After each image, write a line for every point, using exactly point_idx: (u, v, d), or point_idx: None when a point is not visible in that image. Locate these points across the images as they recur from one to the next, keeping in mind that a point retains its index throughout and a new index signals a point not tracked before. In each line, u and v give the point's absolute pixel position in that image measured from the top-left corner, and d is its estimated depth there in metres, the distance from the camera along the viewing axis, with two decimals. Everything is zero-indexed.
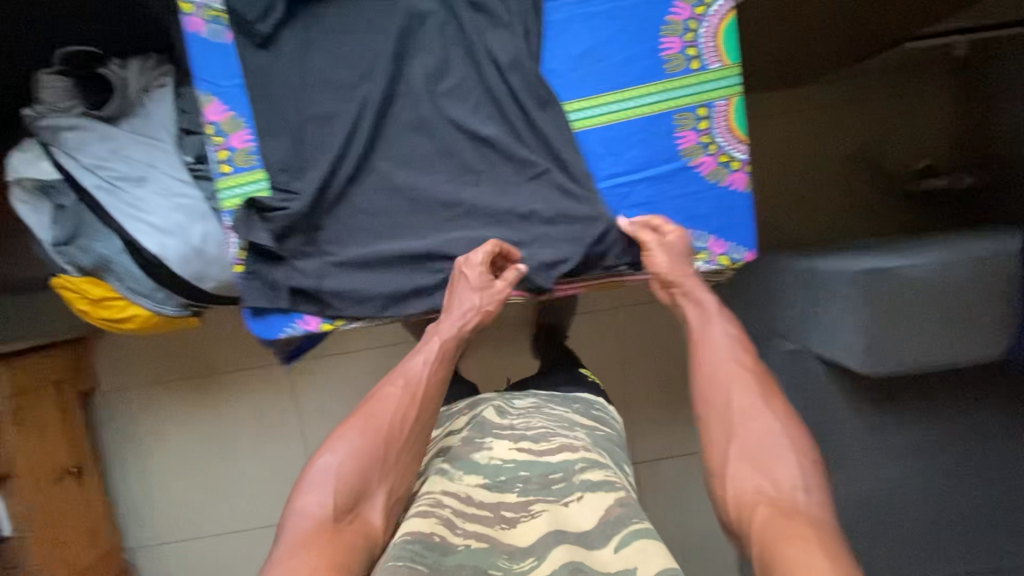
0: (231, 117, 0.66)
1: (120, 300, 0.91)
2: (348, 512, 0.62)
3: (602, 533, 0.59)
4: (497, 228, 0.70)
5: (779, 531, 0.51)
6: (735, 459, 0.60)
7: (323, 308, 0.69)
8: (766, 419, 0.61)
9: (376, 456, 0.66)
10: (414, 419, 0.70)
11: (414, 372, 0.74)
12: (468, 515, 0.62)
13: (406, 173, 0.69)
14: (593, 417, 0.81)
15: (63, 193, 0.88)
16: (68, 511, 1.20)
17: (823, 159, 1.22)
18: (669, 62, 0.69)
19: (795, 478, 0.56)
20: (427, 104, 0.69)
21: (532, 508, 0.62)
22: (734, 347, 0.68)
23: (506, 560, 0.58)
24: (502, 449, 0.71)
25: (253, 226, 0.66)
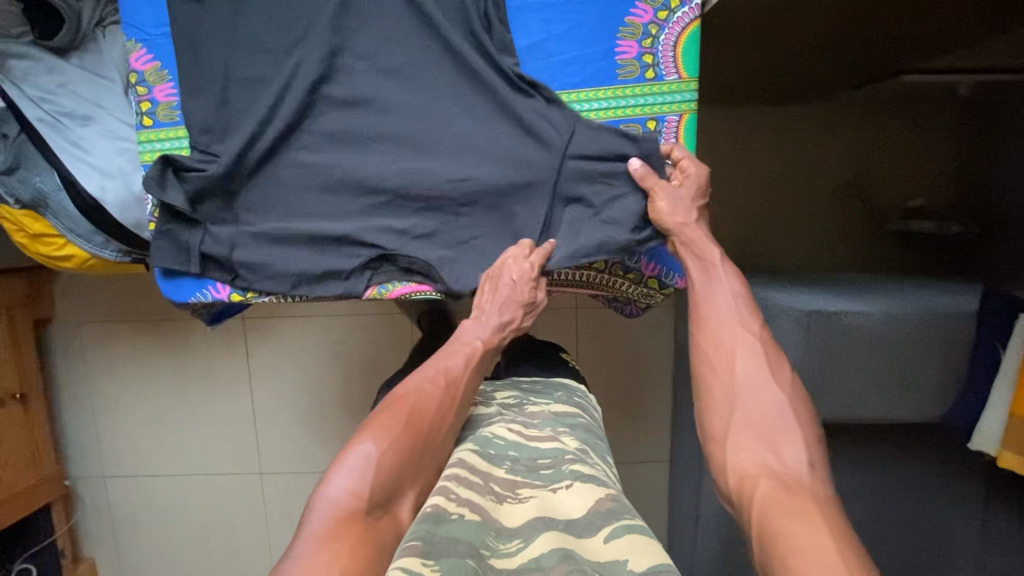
0: (155, 68, 0.64)
1: (59, 238, 0.91)
2: (381, 506, 0.54)
3: (590, 523, 0.52)
4: (421, 217, 0.67)
5: (779, 503, 0.47)
6: (735, 427, 0.55)
7: (235, 276, 0.67)
8: (776, 393, 0.56)
9: (414, 450, 0.58)
10: (453, 416, 0.63)
11: (454, 368, 0.66)
12: (463, 481, 0.56)
13: (333, 150, 0.66)
14: (575, 404, 0.77)
15: (7, 123, 0.86)
16: (9, 434, 1.22)
17: (807, 186, 1.19)
18: (622, 67, 0.65)
19: (801, 452, 0.52)
20: (362, 79, 0.65)
21: (519, 492, 0.57)
22: (742, 311, 0.63)
23: (493, 539, 0.51)
24: (497, 430, 0.68)
25: (167, 185, 0.64)
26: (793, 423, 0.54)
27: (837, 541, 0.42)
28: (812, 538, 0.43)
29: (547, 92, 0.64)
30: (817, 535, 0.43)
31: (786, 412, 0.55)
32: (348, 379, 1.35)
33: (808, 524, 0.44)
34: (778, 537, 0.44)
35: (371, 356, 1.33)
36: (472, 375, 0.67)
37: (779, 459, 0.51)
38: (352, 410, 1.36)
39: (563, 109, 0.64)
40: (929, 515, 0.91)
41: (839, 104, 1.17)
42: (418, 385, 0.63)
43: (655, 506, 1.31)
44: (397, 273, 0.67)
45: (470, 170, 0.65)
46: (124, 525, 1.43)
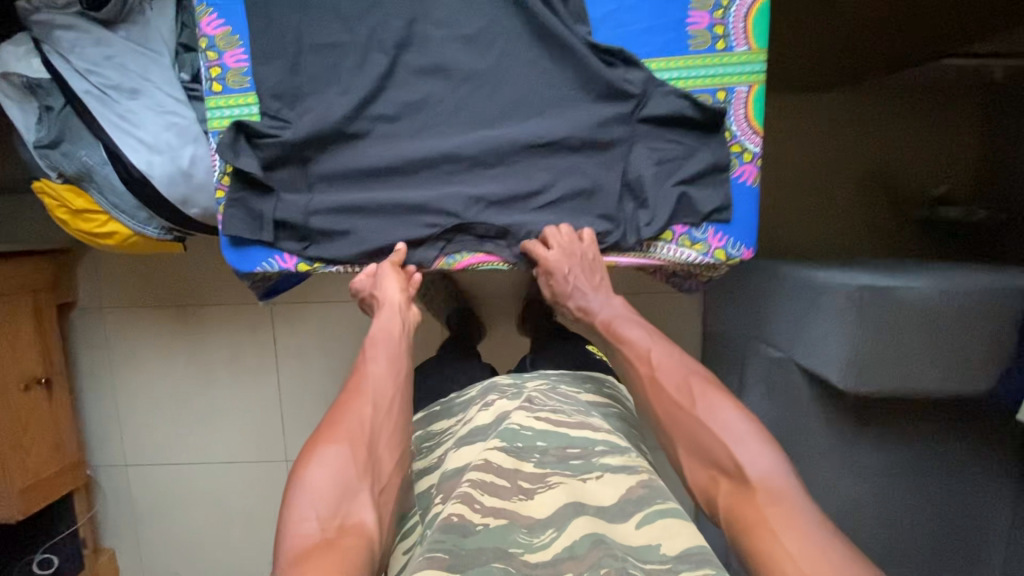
0: (227, 33, 0.64)
1: (100, 215, 0.90)
2: (336, 519, 0.58)
3: (622, 510, 0.59)
4: (493, 186, 0.67)
5: (748, 514, 0.60)
6: (684, 457, 0.68)
7: (305, 246, 0.67)
8: (690, 414, 0.69)
9: (352, 457, 0.62)
10: (383, 412, 0.67)
11: (368, 376, 0.70)
12: (487, 486, 0.59)
13: (405, 118, 0.66)
14: (606, 395, 0.81)
15: (52, 95, 0.85)
16: (35, 421, 1.19)
17: (831, 173, 1.20)
18: (694, 38, 0.65)
19: (739, 454, 0.64)
20: (435, 48, 0.65)
21: (550, 480, 0.61)
22: (657, 344, 0.76)
23: (526, 534, 0.56)
24: (520, 417, 0.67)
25: (241, 152, 0.64)
26: (731, 432, 0.66)
27: (793, 545, 0.56)
28: (778, 548, 0.56)
29: (627, 54, 0.65)
30: (792, 547, 0.55)
31: (715, 425, 0.67)
32: None
33: (776, 540, 0.56)
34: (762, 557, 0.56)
35: None
36: (393, 374, 0.71)
37: (724, 472, 0.64)
38: None
39: (643, 69, 0.65)
40: (964, 491, 0.93)
41: (863, 94, 1.19)
42: (347, 403, 0.67)
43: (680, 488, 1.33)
44: (470, 242, 0.68)
45: (544, 140, 0.66)
46: (145, 515, 1.41)
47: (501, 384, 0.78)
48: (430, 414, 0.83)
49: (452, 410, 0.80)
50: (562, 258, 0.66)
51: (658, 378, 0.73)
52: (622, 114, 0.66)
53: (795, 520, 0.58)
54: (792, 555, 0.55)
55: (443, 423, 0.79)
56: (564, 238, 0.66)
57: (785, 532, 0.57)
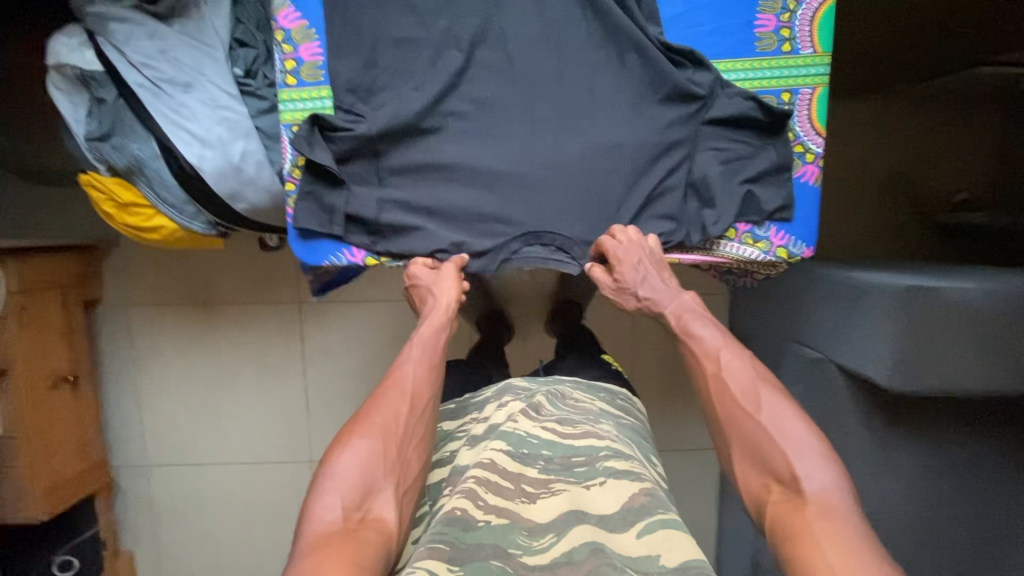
0: (304, 26, 0.64)
1: (147, 209, 0.89)
2: (358, 511, 0.57)
3: (623, 518, 0.58)
4: (562, 182, 0.68)
5: (795, 523, 0.58)
6: (740, 460, 0.67)
7: (375, 240, 0.68)
8: (755, 420, 0.67)
9: (381, 452, 0.61)
10: (418, 414, 0.66)
11: (406, 373, 0.70)
12: (491, 485, 0.61)
13: (477, 113, 0.67)
14: (618, 407, 0.81)
15: (104, 88, 0.84)
16: (61, 418, 1.18)
17: (859, 178, 1.23)
18: (761, 40, 0.66)
19: (794, 466, 0.62)
20: (509, 44, 0.66)
21: (552, 487, 0.63)
22: (728, 343, 0.74)
23: (526, 537, 0.58)
24: (526, 426, 0.69)
25: (315, 145, 0.64)
26: (793, 444, 0.64)
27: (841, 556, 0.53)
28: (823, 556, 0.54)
29: (697, 55, 0.66)
30: (839, 560, 0.53)
31: (772, 431, 0.65)
32: None
33: (820, 551, 0.54)
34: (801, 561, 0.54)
35: None
36: (430, 375, 0.70)
37: (777, 477, 0.63)
38: None
39: (712, 70, 0.66)
40: (1003, 494, 0.94)
41: (890, 102, 1.21)
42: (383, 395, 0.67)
43: (704, 489, 1.34)
44: (534, 253, 0.68)
45: (612, 137, 0.67)
46: (163, 517, 1.39)
47: (515, 386, 0.79)
48: (446, 412, 0.84)
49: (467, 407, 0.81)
50: (631, 248, 0.66)
51: (725, 378, 0.71)
52: (689, 114, 0.67)
53: (846, 539, 0.55)
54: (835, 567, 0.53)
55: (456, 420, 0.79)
56: (628, 238, 0.66)
57: (833, 547, 0.54)
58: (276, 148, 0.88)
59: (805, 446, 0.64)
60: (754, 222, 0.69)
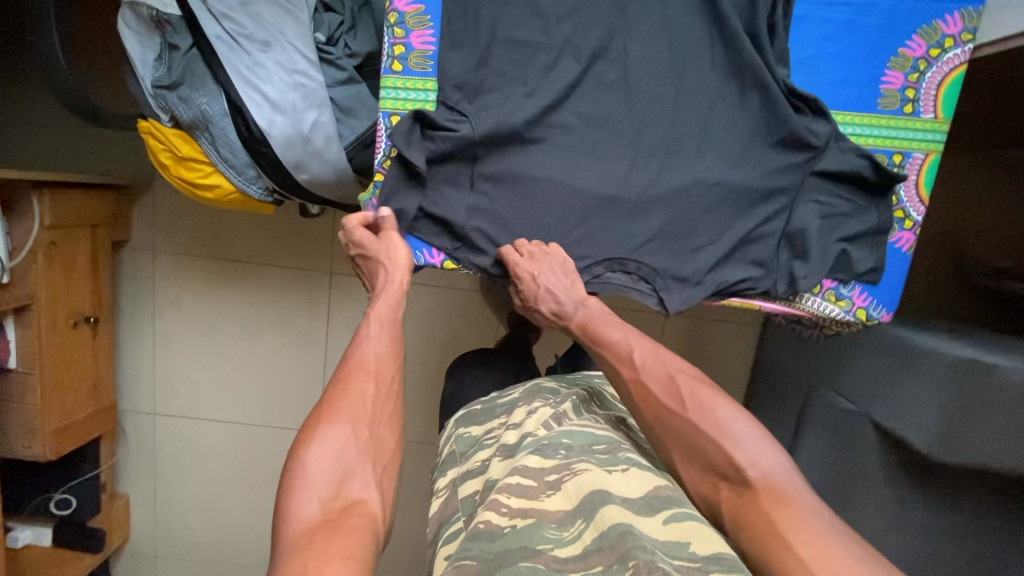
0: (419, 12, 0.61)
1: (205, 166, 0.85)
2: (337, 500, 0.50)
3: (649, 504, 0.55)
4: (657, 214, 0.65)
5: (750, 516, 0.56)
6: (682, 464, 0.63)
7: (457, 245, 0.66)
8: (684, 418, 0.63)
9: (352, 437, 0.55)
10: (385, 392, 0.60)
11: (368, 352, 0.61)
12: (513, 489, 0.59)
13: (583, 129, 0.64)
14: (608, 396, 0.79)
15: (178, 34, 0.80)
16: (78, 358, 1.15)
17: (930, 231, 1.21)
18: (884, 97, 0.64)
19: (735, 456, 0.59)
20: (628, 62, 0.63)
21: (575, 467, 0.60)
22: (635, 343, 0.72)
23: (555, 530, 0.55)
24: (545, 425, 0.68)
25: (413, 142, 0.61)
26: (728, 436, 0.61)
27: (823, 540, 0.53)
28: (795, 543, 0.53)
29: (820, 104, 0.63)
30: (809, 554, 0.51)
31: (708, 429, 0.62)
32: (425, 351, 1.30)
33: (785, 546, 0.53)
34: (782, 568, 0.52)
35: (456, 331, 1.29)
36: (394, 347, 0.63)
37: (722, 475, 0.59)
38: (427, 387, 1.31)
39: (831, 121, 0.63)
40: None
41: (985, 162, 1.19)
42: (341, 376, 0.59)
43: None
44: (618, 281, 0.66)
45: (719, 174, 0.64)
46: (164, 466, 1.38)
47: (545, 391, 0.79)
48: (472, 412, 0.84)
49: (493, 411, 0.80)
50: (535, 255, 0.64)
51: (644, 379, 0.68)
52: (798, 163, 0.65)
53: (810, 524, 0.54)
54: (806, 562, 0.51)
55: (485, 423, 0.79)
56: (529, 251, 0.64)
57: (798, 537, 0.53)
58: (348, 123, 0.85)
59: (741, 434, 0.61)
60: (840, 280, 0.68)
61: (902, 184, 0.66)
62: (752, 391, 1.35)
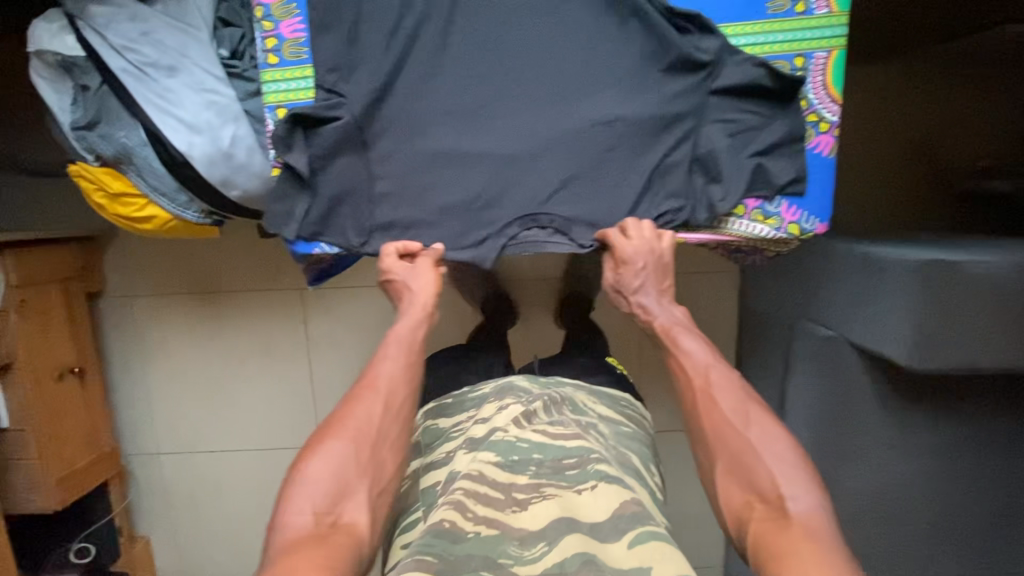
0: (283, 1, 0.61)
1: (138, 198, 0.87)
2: (329, 515, 0.54)
3: (614, 527, 0.57)
4: (559, 162, 0.64)
5: (775, 538, 0.57)
6: (722, 474, 0.66)
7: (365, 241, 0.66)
8: (741, 433, 0.67)
9: (355, 456, 0.58)
10: (393, 415, 0.62)
11: (382, 371, 0.64)
12: (480, 497, 0.59)
13: (468, 88, 0.63)
14: (622, 413, 0.81)
15: (88, 74, 0.82)
16: (69, 409, 1.18)
17: (879, 148, 1.16)
18: (771, 1, 0.62)
19: (778, 485, 0.62)
20: (499, 15, 0.62)
21: (544, 491, 0.61)
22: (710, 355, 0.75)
23: (517, 546, 0.56)
24: (517, 430, 0.68)
25: (294, 143, 0.63)
26: (773, 463, 0.63)
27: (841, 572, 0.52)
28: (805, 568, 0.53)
29: (703, 20, 0.62)
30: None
31: (754, 448, 0.65)
32: None
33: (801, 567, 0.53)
34: None
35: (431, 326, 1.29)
36: (407, 370, 0.65)
37: (761, 494, 0.62)
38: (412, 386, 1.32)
39: (719, 35, 0.62)
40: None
41: (927, 60, 1.16)
42: (356, 397, 0.62)
43: None
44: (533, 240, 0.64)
45: (613, 109, 0.63)
46: (177, 504, 1.40)
47: (518, 387, 0.77)
48: (441, 407, 0.81)
49: (463, 404, 0.79)
50: (639, 249, 0.62)
51: (713, 393, 0.71)
52: (692, 84, 0.63)
53: (831, 558, 0.54)
54: None
55: (453, 419, 0.77)
56: (644, 234, 0.63)
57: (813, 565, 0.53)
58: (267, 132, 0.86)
59: (790, 466, 0.63)
60: (765, 197, 0.65)
61: (809, 86, 0.64)
62: (741, 338, 1.32)
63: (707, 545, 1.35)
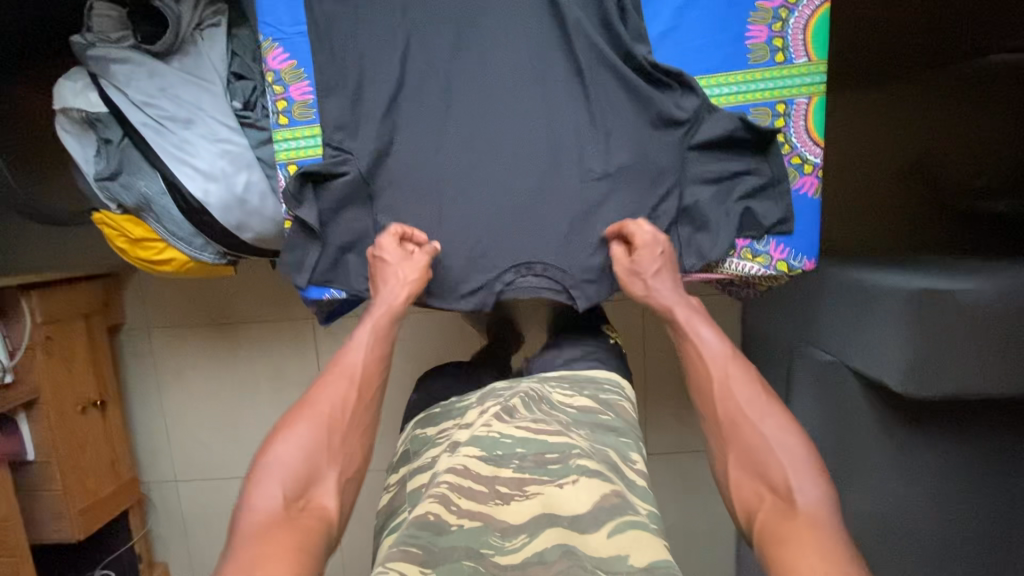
0: (293, 67, 0.66)
1: (158, 242, 0.91)
2: (300, 499, 0.56)
3: (595, 518, 0.58)
4: (553, 209, 0.67)
5: (777, 529, 0.54)
6: (734, 470, 0.61)
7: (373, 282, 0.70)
8: (756, 428, 0.61)
9: (326, 441, 0.60)
10: (364, 402, 0.65)
11: (354, 357, 0.67)
12: (463, 490, 0.62)
13: (466, 142, 0.67)
14: (599, 401, 0.76)
15: (110, 128, 0.87)
16: (91, 442, 1.22)
17: (868, 183, 1.17)
18: (753, 52, 0.65)
19: (787, 478, 0.57)
20: (494, 72, 0.66)
21: (527, 489, 0.62)
22: (724, 349, 0.68)
23: (498, 538, 0.58)
24: (500, 428, 0.69)
25: (304, 198, 0.66)
26: (779, 454, 0.59)
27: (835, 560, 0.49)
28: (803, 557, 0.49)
29: (686, 78, 0.65)
30: (804, 564, 0.48)
31: (766, 442, 0.60)
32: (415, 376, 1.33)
33: (797, 553, 0.50)
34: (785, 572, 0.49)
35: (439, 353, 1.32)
36: (379, 358, 0.68)
37: (772, 487, 0.57)
38: None
39: (698, 95, 0.65)
40: None
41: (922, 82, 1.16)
42: (327, 383, 0.65)
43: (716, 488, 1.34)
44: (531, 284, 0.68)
45: (605, 163, 0.67)
46: (196, 530, 1.44)
47: (497, 390, 0.79)
48: (430, 416, 0.83)
49: (450, 412, 0.81)
50: (651, 236, 0.65)
51: (729, 382, 0.65)
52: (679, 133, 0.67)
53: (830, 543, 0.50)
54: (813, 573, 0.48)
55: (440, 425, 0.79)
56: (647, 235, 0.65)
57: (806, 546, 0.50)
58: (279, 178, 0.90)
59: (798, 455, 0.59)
60: (753, 237, 0.68)
61: (791, 130, 0.67)
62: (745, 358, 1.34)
63: (718, 564, 1.36)
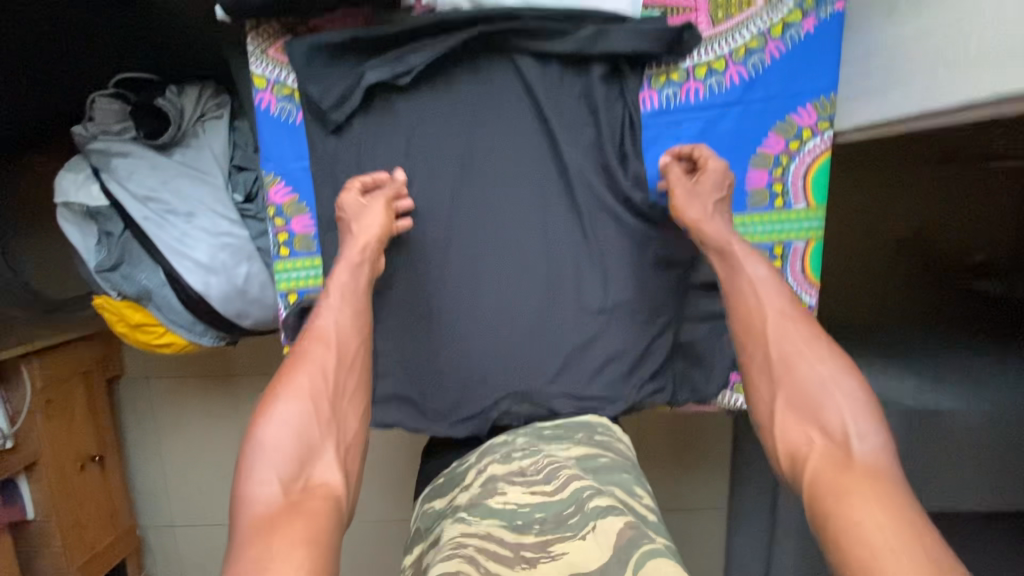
0: (294, 202, 0.74)
1: (157, 329, 0.92)
2: (298, 481, 0.55)
3: (618, 560, 0.49)
4: (543, 339, 0.71)
5: (831, 482, 0.53)
6: (782, 410, 0.60)
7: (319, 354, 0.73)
8: (811, 367, 0.60)
9: (312, 416, 0.59)
10: (346, 367, 0.64)
11: (327, 324, 0.65)
12: (489, 552, 0.52)
13: (462, 272, 0.72)
14: (596, 445, 0.65)
15: (111, 221, 0.87)
16: (88, 497, 1.24)
17: (853, 264, 1.15)
18: (755, 196, 0.73)
19: (843, 419, 0.57)
20: (486, 206, 0.73)
21: (553, 550, 0.52)
22: (773, 290, 0.65)
23: None
24: (509, 495, 0.59)
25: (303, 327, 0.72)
26: (829, 391, 0.58)
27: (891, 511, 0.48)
28: (872, 514, 0.48)
29: (680, 219, 0.71)
30: (866, 518, 0.48)
31: (826, 384, 0.59)
32: None
33: (855, 517, 0.48)
34: (853, 533, 0.47)
35: None
36: (355, 322, 0.66)
37: (824, 432, 0.57)
38: None
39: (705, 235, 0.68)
40: None
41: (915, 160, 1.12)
42: (298, 359, 0.62)
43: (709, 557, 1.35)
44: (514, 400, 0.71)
45: (593, 293, 0.72)
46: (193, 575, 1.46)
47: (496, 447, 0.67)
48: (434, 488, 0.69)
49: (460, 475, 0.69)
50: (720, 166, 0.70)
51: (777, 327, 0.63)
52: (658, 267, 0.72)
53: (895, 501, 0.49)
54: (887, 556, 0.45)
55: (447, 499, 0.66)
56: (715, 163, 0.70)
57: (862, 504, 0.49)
58: None
59: (837, 386, 0.59)
60: None
61: (789, 272, 0.73)
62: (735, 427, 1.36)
63: None
